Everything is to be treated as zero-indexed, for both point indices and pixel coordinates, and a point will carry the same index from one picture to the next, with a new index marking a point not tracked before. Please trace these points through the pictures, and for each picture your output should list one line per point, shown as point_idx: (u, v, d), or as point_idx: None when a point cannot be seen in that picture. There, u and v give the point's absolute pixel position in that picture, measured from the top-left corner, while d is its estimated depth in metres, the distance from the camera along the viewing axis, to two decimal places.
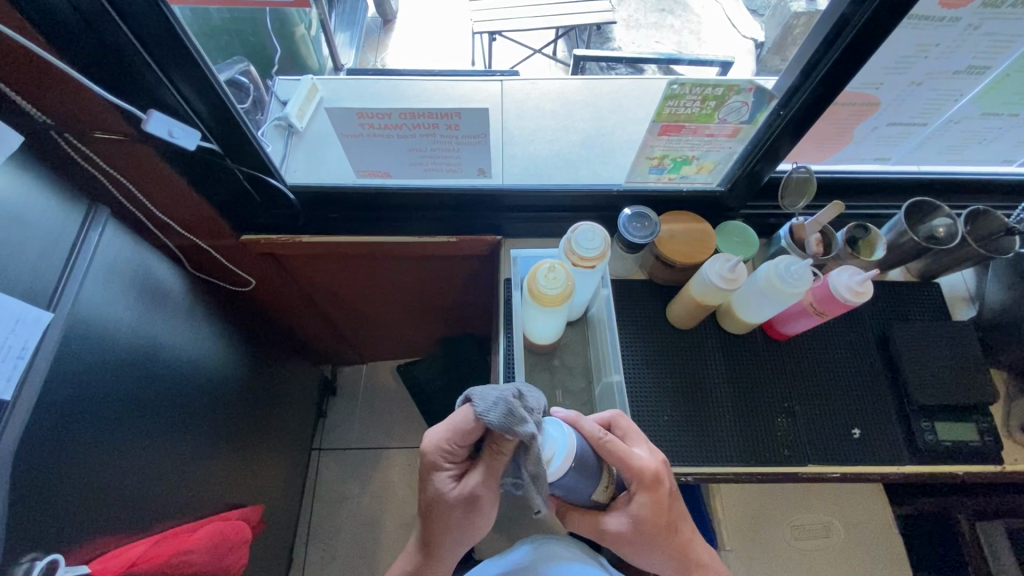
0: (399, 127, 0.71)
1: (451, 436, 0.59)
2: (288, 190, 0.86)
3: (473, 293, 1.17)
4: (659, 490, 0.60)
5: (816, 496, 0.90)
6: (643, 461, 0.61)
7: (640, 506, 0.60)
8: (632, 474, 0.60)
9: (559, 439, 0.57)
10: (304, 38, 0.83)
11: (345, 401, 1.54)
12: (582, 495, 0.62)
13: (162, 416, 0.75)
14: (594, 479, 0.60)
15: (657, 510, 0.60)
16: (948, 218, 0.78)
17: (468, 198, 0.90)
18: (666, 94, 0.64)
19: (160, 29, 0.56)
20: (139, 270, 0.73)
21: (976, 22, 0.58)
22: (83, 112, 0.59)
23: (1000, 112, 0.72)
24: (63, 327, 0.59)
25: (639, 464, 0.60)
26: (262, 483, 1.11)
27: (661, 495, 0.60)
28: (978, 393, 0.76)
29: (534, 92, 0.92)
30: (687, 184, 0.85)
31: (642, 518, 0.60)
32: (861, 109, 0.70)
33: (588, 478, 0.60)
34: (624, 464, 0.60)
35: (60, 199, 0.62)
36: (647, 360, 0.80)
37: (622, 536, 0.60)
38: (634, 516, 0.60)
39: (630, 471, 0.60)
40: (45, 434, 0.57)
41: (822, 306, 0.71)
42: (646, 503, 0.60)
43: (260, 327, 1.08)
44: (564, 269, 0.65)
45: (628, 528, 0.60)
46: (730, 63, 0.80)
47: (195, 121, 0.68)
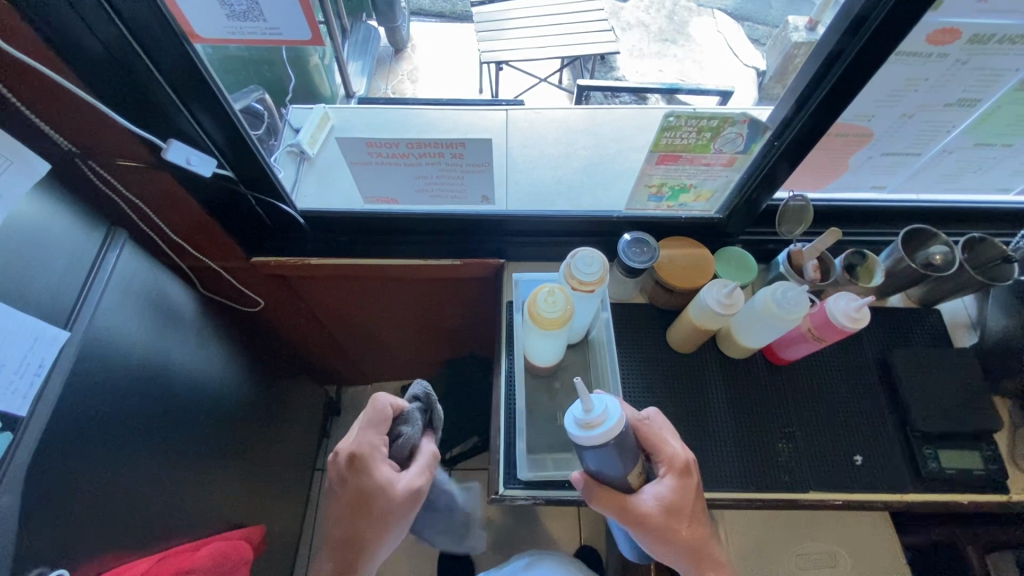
0: (406, 156, 0.73)
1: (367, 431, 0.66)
2: (299, 214, 0.89)
3: (477, 315, 1.19)
4: (689, 479, 0.61)
5: (822, 524, 0.89)
6: (677, 449, 0.63)
7: (670, 489, 0.60)
8: (663, 458, 0.62)
9: (609, 407, 0.59)
10: (317, 68, 0.86)
11: (349, 422, 1.54)
12: (615, 473, 0.60)
13: (170, 433, 0.77)
14: (634, 456, 0.60)
15: (685, 497, 0.60)
16: (945, 246, 0.79)
17: (473, 223, 0.92)
18: (663, 125, 0.67)
19: (183, 64, 0.59)
20: (152, 290, 0.75)
21: (963, 58, 0.60)
22: (108, 140, 0.62)
23: (993, 143, 0.74)
24: (78, 345, 0.61)
25: (672, 450, 0.62)
26: (265, 503, 1.11)
27: (691, 484, 0.61)
28: (982, 421, 0.75)
29: (538, 121, 0.95)
30: (686, 211, 0.87)
31: (670, 502, 0.60)
32: (855, 139, 0.71)
33: (630, 453, 0.60)
34: (656, 448, 0.62)
35: (83, 223, 0.65)
36: (648, 383, 0.81)
37: (651, 519, 0.59)
38: (663, 498, 0.60)
39: (662, 453, 0.62)
40: (56, 451, 0.58)
41: (820, 331, 0.72)
42: (676, 486, 0.60)
43: (266, 347, 1.10)
44: (564, 292, 0.67)
45: (657, 510, 0.59)
46: (729, 92, 0.86)
47: (212, 149, 0.71)
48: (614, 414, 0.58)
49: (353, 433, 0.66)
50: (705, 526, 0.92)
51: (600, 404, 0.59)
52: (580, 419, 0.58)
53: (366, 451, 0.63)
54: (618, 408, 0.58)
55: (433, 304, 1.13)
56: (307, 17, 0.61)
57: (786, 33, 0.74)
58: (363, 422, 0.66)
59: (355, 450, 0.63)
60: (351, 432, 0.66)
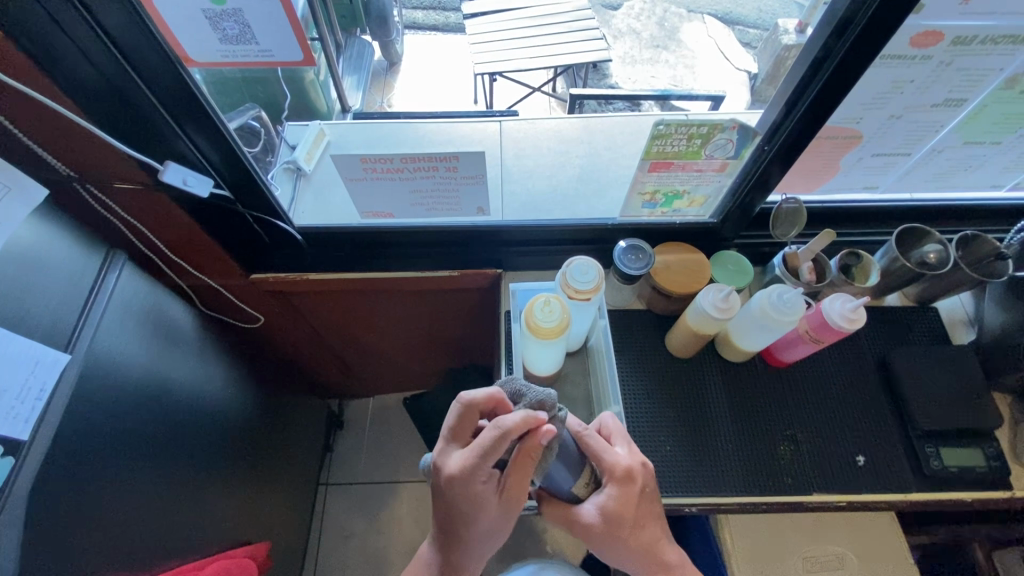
0: (401, 171, 0.74)
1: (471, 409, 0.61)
2: (295, 231, 0.89)
3: (476, 324, 1.19)
4: (631, 487, 0.60)
5: (827, 526, 0.88)
6: (617, 457, 0.61)
7: (608, 499, 0.59)
8: (604, 468, 0.61)
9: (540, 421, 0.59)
10: (313, 83, 0.88)
11: (352, 435, 1.54)
12: (557, 484, 0.62)
13: (173, 453, 0.77)
14: (569, 469, 0.61)
15: (625, 506, 0.59)
16: (938, 244, 0.80)
17: (469, 235, 0.92)
18: (653, 134, 0.67)
19: (178, 88, 0.60)
20: (152, 309, 0.75)
21: (947, 59, 0.60)
22: (105, 164, 0.63)
23: (981, 141, 0.74)
24: (79, 367, 0.61)
25: (611, 458, 0.61)
26: (269, 520, 1.11)
27: (633, 492, 0.59)
28: (983, 418, 0.75)
29: (531, 131, 0.97)
30: (680, 217, 0.87)
31: (609, 513, 0.59)
32: (844, 142, 0.72)
33: (564, 465, 0.61)
34: (596, 457, 0.61)
35: (81, 247, 0.65)
36: (647, 389, 0.81)
37: (591, 528, 0.59)
38: (603, 508, 0.59)
39: (601, 462, 0.61)
40: (59, 474, 0.58)
41: (818, 332, 0.72)
42: (614, 496, 0.59)
43: (267, 363, 1.11)
44: (560, 301, 0.67)
45: (594, 519, 0.59)
46: (720, 97, 0.86)
47: (209, 170, 0.72)
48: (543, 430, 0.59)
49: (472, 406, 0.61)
50: (711, 531, 0.92)
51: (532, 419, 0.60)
52: None
53: (466, 473, 0.56)
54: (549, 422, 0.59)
55: (432, 315, 1.13)
56: (297, 37, 0.61)
57: (777, 36, 0.74)
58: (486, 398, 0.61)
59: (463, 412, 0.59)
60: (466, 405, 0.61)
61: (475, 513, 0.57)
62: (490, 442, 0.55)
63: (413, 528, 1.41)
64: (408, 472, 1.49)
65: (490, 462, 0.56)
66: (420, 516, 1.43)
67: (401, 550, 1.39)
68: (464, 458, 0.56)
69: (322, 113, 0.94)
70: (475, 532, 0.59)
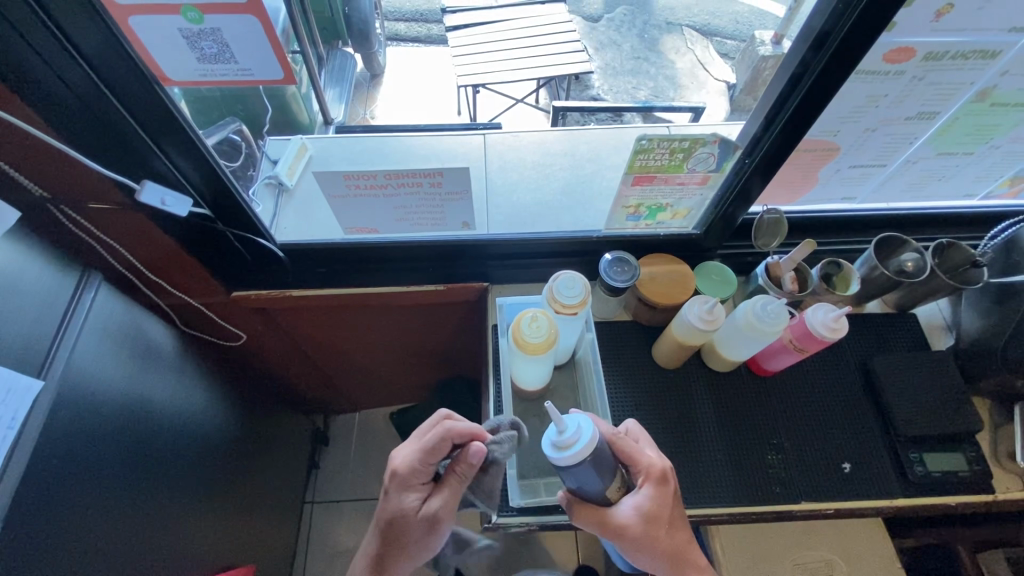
0: (384, 187, 0.73)
1: (422, 431, 0.66)
2: (277, 247, 0.88)
3: (463, 337, 1.18)
4: (668, 487, 0.60)
5: (816, 533, 0.89)
6: (652, 458, 0.61)
7: (645, 499, 0.59)
8: (640, 468, 0.61)
9: (584, 427, 0.58)
10: (294, 97, 0.85)
11: (339, 451, 1.52)
12: (593, 488, 0.60)
13: (153, 478, 0.74)
14: (605, 472, 0.59)
15: (659, 505, 0.59)
16: (915, 253, 0.82)
17: (454, 249, 0.92)
18: (636, 149, 0.68)
19: (155, 105, 0.59)
20: (129, 331, 0.73)
21: (919, 74, 0.62)
22: (80, 185, 0.62)
23: (954, 151, 0.76)
24: (54, 393, 0.59)
25: (648, 460, 0.61)
26: (254, 542, 1.08)
27: (670, 491, 0.60)
28: (963, 422, 0.77)
29: (515, 143, 0.97)
30: (664, 229, 0.88)
31: (647, 512, 0.59)
32: (822, 154, 0.73)
33: (604, 466, 0.59)
34: (631, 459, 0.61)
35: (55, 268, 0.64)
36: (636, 401, 0.81)
37: (628, 529, 0.59)
38: (640, 508, 0.59)
39: (638, 464, 0.61)
40: (34, 505, 0.56)
41: (801, 342, 0.73)
42: (652, 495, 0.59)
43: (249, 381, 1.08)
44: (546, 317, 0.67)
45: (633, 519, 0.59)
46: (700, 109, 0.87)
47: (188, 189, 0.71)
48: (586, 434, 0.57)
49: (427, 424, 0.67)
50: (701, 542, 0.92)
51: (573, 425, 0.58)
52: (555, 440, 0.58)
53: (409, 469, 0.62)
54: (591, 428, 0.57)
55: (418, 329, 1.13)
56: (277, 55, 0.60)
57: (754, 48, 0.75)
58: (428, 422, 0.67)
59: (423, 427, 0.66)
60: (427, 420, 0.67)
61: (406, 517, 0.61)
62: (436, 442, 0.62)
63: None
64: None
65: (429, 461, 0.62)
66: None
67: None
68: (409, 455, 0.63)
69: (305, 126, 0.93)
70: (408, 542, 0.62)
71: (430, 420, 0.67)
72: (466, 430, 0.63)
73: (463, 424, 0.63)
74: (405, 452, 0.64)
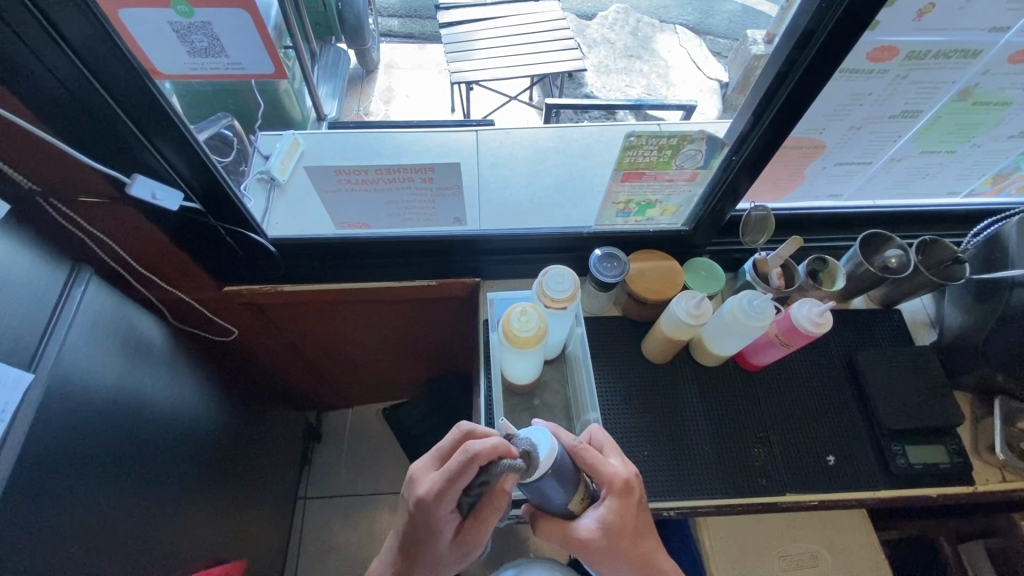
0: (376, 182, 0.73)
1: (440, 451, 0.60)
2: (269, 242, 0.88)
3: (456, 333, 1.19)
4: (630, 498, 0.60)
5: (802, 525, 0.91)
6: (615, 469, 0.61)
7: (608, 512, 0.59)
8: (602, 481, 0.61)
9: (540, 440, 0.57)
10: (287, 92, 0.86)
11: (331, 447, 1.52)
12: (557, 503, 0.60)
13: (143, 471, 0.74)
14: (568, 486, 0.58)
15: (622, 517, 0.59)
16: (899, 249, 0.83)
17: (446, 245, 0.92)
18: (625, 145, 0.68)
19: (144, 99, 0.59)
20: (120, 324, 0.74)
21: (902, 73, 0.63)
22: (71, 178, 0.62)
23: (937, 150, 0.78)
24: (42, 387, 0.59)
25: (610, 471, 0.61)
26: (245, 537, 1.09)
27: (631, 503, 0.60)
28: (944, 416, 0.78)
29: (508, 140, 0.98)
30: (653, 225, 0.89)
31: (610, 525, 0.59)
32: (808, 151, 0.75)
33: (565, 481, 0.58)
34: (594, 472, 0.61)
35: (47, 261, 0.64)
36: (625, 395, 0.82)
37: (592, 543, 0.59)
38: (602, 522, 0.59)
39: (601, 474, 0.61)
40: (23, 498, 0.56)
41: (786, 337, 0.74)
42: (614, 508, 0.59)
43: (240, 376, 1.08)
44: (536, 311, 0.67)
45: (596, 532, 0.59)
46: (694, 106, 0.90)
47: (179, 183, 0.71)
48: (542, 449, 0.56)
49: (448, 440, 0.60)
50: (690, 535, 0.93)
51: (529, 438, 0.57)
52: None
53: (432, 498, 0.55)
54: (547, 440, 0.57)
55: (410, 325, 1.13)
56: (267, 48, 0.60)
57: (746, 46, 0.78)
58: (452, 441, 0.59)
59: (444, 447, 0.60)
60: (448, 436, 0.60)
61: (429, 538, 0.58)
62: (458, 467, 0.54)
63: None
64: (389, 483, 1.47)
65: (455, 488, 0.54)
66: None
67: None
68: (431, 482, 0.55)
69: (297, 121, 0.93)
70: (426, 555, 0.59)
71: (453, 436, 0.59)
72: (492, 452, 0.53)
73: (486, 445, 0.53)
74: (426, 478, 0.57)
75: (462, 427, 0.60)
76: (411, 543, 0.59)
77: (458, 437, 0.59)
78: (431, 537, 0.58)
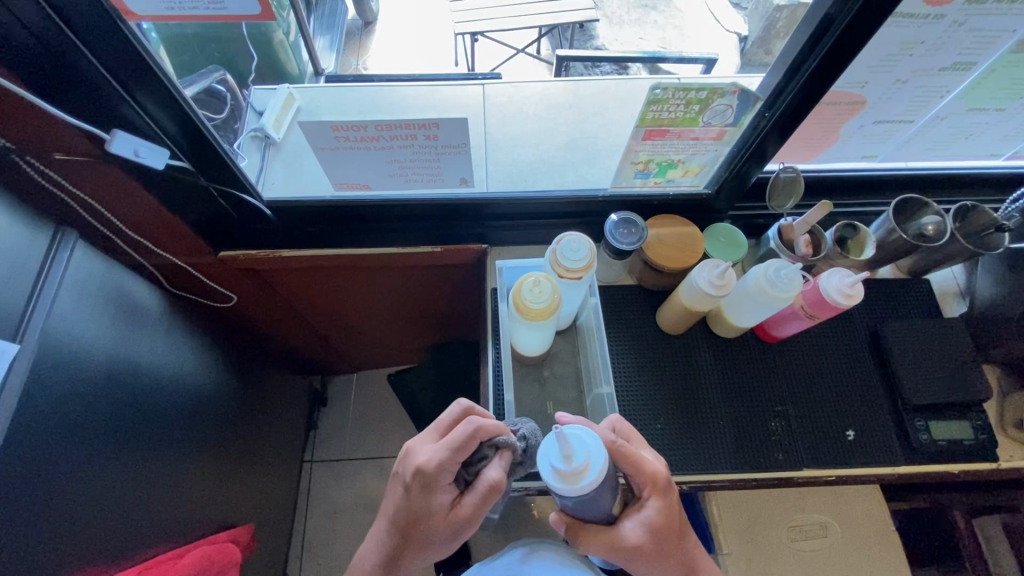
0: (376, 139, 0.67)
1: (438, 430, 0.59)
2: (265, 206, 0.83)
3: (461, 300, 1.16)
4: (671, 495, 0.58)
5: (814, 497, 0.89)
6: (653, 465, 0.58)
7: (654, 513, 0.57)
8: (644, 479, 0.58)
9: (593, 451, 0.54)
10: (282, 44, 0.83)
11: (337, 411, 1.52)
12: (598, 507, 0.57)
13: (143, 441, 0.72)
14: (608, 489, 0.56)
15: (660, 518, 0.57)
16: (937, 216, 0.78)
17: (452, 208, 0.87)
18: (648, 99, 0.62)
19: (117, 42, 0.53)
20: (111, 289, 0.70)
21: (960, 19, 0.57)
22: (46, 134, 0.56)
23: (986, 108, 0.71)
24: (30, 359, 0.56)
25: (651, 469, 0.58)
26: (252, 501, 1.09)
27: (672, 499, 0.58)
28: (971, 390, 0.75)
29: (517, 95, 0.92)
30: (673, 188, 0.83)
31: (655, 527, 0.57)
32: (847, 108, 0.68)
33: (607, 490, 0.56)
34: (634, 470, 0.58)
35: (27, 223, 0.59)
36: (639, 367, 0.79)
37: (639, 549, 0.57)
38: (647, 524, 0.57)
39: (641, 474, 0.58)
40: (16, 473, 0.53)
41: (813, 309, 0.70)
42: (658, 508, 0.57)
43: (242, 342, 1.06)
44: (549, 281, 0.63)
45: (638, 536, 0.57)
46: (714, 59, 0.81)
47: (165, 140, 0.65)
48: (596, 464, 0.53)
49: (449, 417, 0.59)
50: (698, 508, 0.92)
51: (581, 450, 0.53)
52: (561, 472, 0.53)
53: (433, 467, 0.53)
54: (600, 452, 0.54)
55: (415, 291, 1.10)
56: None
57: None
58: (448, 419, 0.59)
59: (442, 425, 0.59)
60: (445, 416, 0.60)
61: (425, 518, 0.54)
62: (461, 438, 0.53)
63: None
64: (395, 447, 1.48)
65: (458, 458, 0.54)
66: None
67: None
68: (432, 450, 0.54)
69: (293, 76, 0.90)
70: (421, 537, 0.55)
71: (452, 414, 0.59)
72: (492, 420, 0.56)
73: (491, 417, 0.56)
74: (427, 448, 0.55)
75: (466, 404, 0.60)
76: (408, 523, 0.55)
77: (458, 412, 0.60)
78: (426, 516, 0.54)
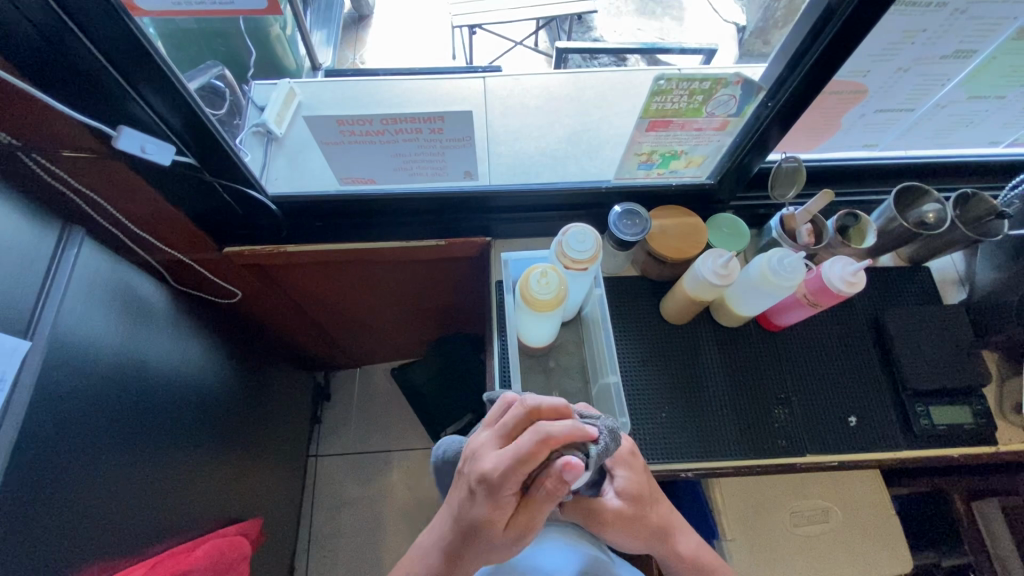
0: (381, 133, 0.68)
1: (500, 433, 0.54)
2: (269, 202, 0.83)
3: (464, 293, 1.16)
4: (637, 461, 0.62)
5: (816, 482, 0.91)
6: (621, 438, 0.62)
7: (626, 481, 0.61)
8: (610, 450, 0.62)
9: None
10: (278, 38, 0.85)
11: (341, 406, 1.52)
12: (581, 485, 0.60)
13: (152, 436, 0.73)
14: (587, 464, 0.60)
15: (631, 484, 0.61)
16: (937, 204, 0.78)
17: (455, 202, 0.88)
18: (652, 90, 0.62)
19: (122, 39, 0.53)
20: (118, 285, 0.70)
21: (962, 7, 0.57)
22: (52, 131, 0.57)
23: (987, 95, 0.72)
24: (42, 354, 0.56)
25: (616, 440, 0.62)
26: (259, 495, 1.10)
27: (640, 465, 0.62)
28: (971, 376, 0.76)
29: (518, 88, 0.92)
30: (676, 178, 0.83)
31: (631, 493, 0.61)
32: (848, 97, 0.69)
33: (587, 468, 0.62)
34: None
35: (34, 220, 0.60)
36: (643, 357, 0.80)
37: (616, 516, 0.60)
38: (622, 492, 0.60)
39: None
40: (30, 468, 0.54)
41: (816, 297, 0.70)
42: (628, 476, 0.61)
43: (246, 337, 1.06)
44: (556, 272, 0.63)
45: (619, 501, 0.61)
46: (715, 50, 0.83)
47: (170, 136, 0.66)
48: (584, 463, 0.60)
49: (510, 419, 0.54)
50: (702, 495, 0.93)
51: None
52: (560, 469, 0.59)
53: (500, 479, 0.50)
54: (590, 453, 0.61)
55: (419, 285, 1.10)
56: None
57: None
58: (507, 421, 0.54)
59: (504, 425, 0.54)
60: (508, 414, 0.54)
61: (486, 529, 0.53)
62: (530, 449, 0.49)
63: (406, 497, 1.42)
64: (399, 441, 1.48)
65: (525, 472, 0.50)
66: (413, 484, 1.43)
67: (394, 516, 1.40)
68: (498, 462, 0.50)
69: (291, 70, 0.91)
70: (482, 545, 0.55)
71: (513, 414, 0.54)
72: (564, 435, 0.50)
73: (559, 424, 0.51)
74: (491, 456, 0.51)
75: (525, 404, 0.53)
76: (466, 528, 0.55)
77: (523, 415, 0.53)
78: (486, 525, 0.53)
